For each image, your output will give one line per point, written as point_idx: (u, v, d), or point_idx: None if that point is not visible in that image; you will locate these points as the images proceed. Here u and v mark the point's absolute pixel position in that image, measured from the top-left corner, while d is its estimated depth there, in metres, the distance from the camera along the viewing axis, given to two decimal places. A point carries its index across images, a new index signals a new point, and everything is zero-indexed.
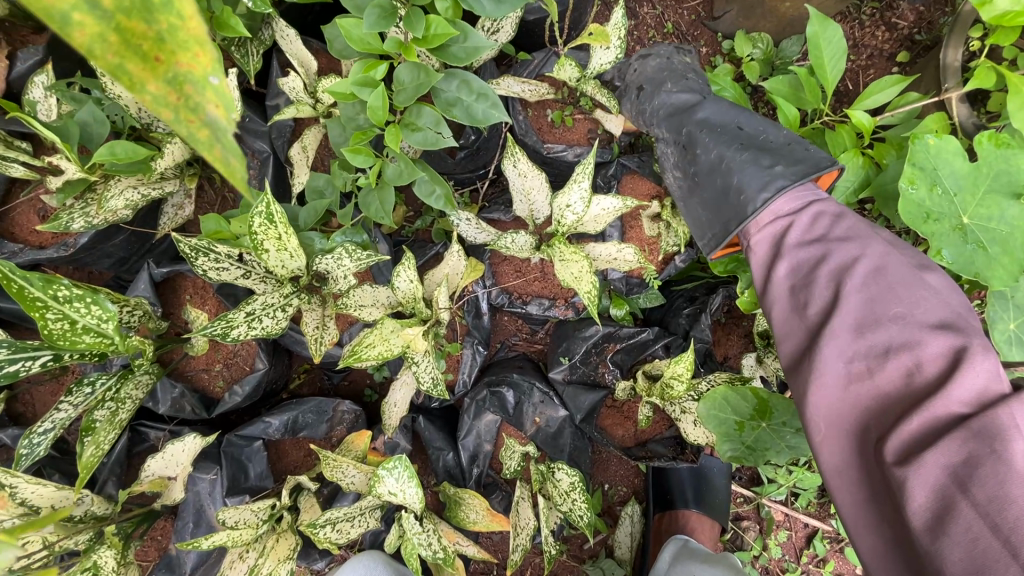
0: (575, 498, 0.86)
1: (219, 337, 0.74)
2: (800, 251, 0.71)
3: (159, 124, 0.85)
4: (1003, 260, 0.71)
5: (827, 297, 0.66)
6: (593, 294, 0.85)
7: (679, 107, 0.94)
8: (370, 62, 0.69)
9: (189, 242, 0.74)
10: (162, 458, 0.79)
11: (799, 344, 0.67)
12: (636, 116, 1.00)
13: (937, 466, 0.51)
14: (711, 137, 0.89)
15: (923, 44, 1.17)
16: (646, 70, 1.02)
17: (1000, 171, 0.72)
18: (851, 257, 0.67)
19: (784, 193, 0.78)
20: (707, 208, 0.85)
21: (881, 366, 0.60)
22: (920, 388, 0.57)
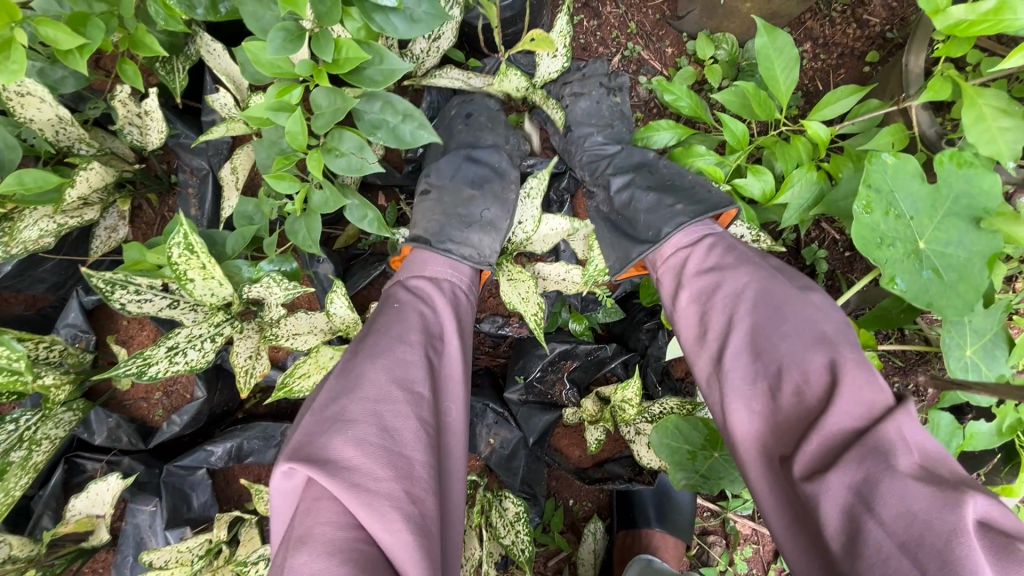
0: (518, 530, 0.85)
1: (134, 376, 0.72)
2: (700, 280, 0.69)
3: (81, 146, 0.83)
4: (963, 288, 0.67)
5: (725, 322, 0.63)
6: (538, 318, 0.84)
7: (604, 152, 0.95)
8: (283, 86, 0.64)
9: (103, 276, 0.70)
10: (87, 497, 0.77)
11: (709, 376, 0.63)
12: (563, 155, 0.99)
13: (841, 485, 0.46)
14: (631, 177, 0.89)
15: (895, 42, 1.10)
16: (576, 111, 0.98)
17: (960, 193, 0.68)
18: (742, 281, 0.64)
19: (681, 228, 0.75)
20: (613, 241, 0.85)
21: (777, 386, 0.55)
22: (812, 407, 0.52)
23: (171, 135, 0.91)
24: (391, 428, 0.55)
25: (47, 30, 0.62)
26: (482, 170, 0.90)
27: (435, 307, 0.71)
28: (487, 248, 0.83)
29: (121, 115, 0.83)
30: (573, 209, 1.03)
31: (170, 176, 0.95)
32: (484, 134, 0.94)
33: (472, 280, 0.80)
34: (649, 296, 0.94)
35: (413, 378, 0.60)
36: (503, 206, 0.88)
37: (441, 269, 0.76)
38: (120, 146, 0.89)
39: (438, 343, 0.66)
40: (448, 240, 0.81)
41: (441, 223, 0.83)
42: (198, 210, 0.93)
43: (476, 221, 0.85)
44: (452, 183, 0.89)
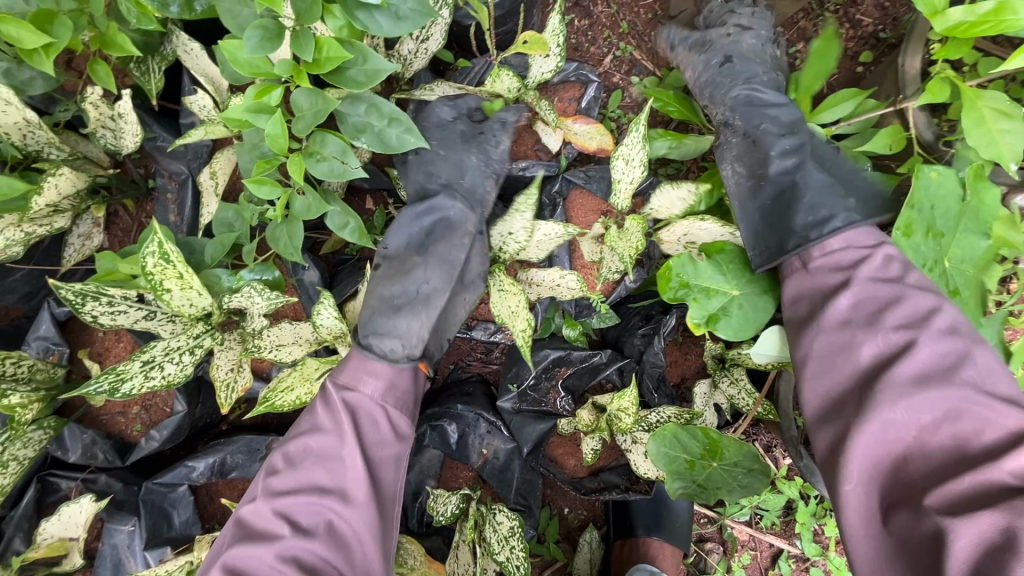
0: (514, 545, 0.83)
1: (107, 393, 0.69)
2: (872, 283, 0.62)
3: (51, 151, 0.79)
4: (973, 301, 0.68)
5: (892, 339, 0.58)
6: (527, 335, 0.80)
7: (765, 100, 0.82)
8: (262, 87, 0.61)
9: (72, 288, 0.67)
10: (58, 521, 0.74)
11: (846, 387, 0.59)
12: (709, 92, 0.88)
13: (992, 524, 0.44)
14: (787, 137, 0.78)
15: (888, 42, 1.09)
16: (742, 47, 0.89)
17: (982, 209, 0.66)
18: (932, 304, 0.58)
19: (861, 227, 0.68)
20: (765, 220, 0.75)
21: (946, 418, 0.52)
22: (978, 447, 0.50)
23: (147, 138, 0.88)
24: (254, 562, 0.58)
25: (9, 27, 0.60)
26: (436, 232, 0.85)
27: (335, 411, 0.69)
28: (414, 336, 0.77)
29: (92, 118, 0.79)
30: (569, 213, 0.96)
31: (148, 182, 0.91)
32: (439, 165, 0.91)
33: (401, 379, 0.75)
34: (670, 290, 0.77)
35: (294, 507, 0.63)
36: (443, 276, 0.82)
37: (358, 376, 0.72)
38: (93, 151, 0.85)
39: (335, 458, 0.66)
40: (372, 331, 0.76)
41: (371, 306, 0.79)
42: (176, 216, 0.90)
43: (406, 299, 0.79)
44: (399, 253, 0.83)
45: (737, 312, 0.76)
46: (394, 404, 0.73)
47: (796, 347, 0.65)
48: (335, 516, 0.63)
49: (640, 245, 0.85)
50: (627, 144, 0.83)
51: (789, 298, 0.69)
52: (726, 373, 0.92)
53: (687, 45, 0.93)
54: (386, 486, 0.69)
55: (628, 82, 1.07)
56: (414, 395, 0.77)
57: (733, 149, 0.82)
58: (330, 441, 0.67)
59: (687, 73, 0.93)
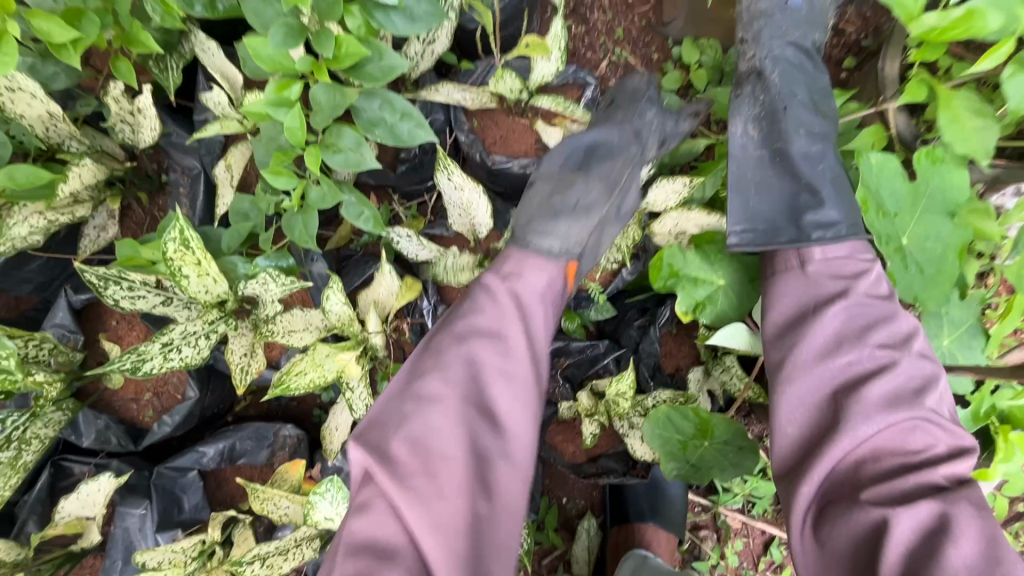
0: (516, 523, 0.86)
1: (129, 372, 0.72)
2: (862, 300, 0.66)
3: (72, 143, 0.82)
4: (939, 280, 0.71)
5: (875, 355, 0.63)
6: None
7: (807, 65, 0.80)
8: (283, 82, 0.65)
9: (96, 271, 0.70)
10: (76, 499, 0.76)
11: (826, 395, 0.64)
12: (750, 38, 0.82)
13: (915, 529, 0.53)
14: (813, 120, 0.77)
15: (869, 49, 1.15)
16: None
17: (936, 189, 0.72)
18: (909, 328, 0.65)
19: (860, 239, 0.71)
20: (764, 204, 0.76)
21: (906, 432, 0.59)
22: (923, 458, 0.57)
23: (163, 134, 0.91)
24: (431, 426, 0.59)
25: (42, 23, 0.63)
26: (595, 152, 0.84)
27: (499, 299, 0.68)
28: (571, 244, 0.75)
29: (113, 112, 0.82)
30: None
31: (161, 176, 0.94)
32: (607, 114, 0.91)
33: (558, 278, 0.74)
34: (660, 278, 0.83)
35: (473, 381, 0.63)
36: (603, 192, 0.81)
37: (535, 273, 0.71)
38: (111, 145, 0.88)
39: (503, 345, 0.66)
40: (532, 231, 0.75)
41: (531, 210, 0.77)
42: (189, 209, 0.93)
43: (566, 208, 0.77)
44: (557, 173, 0.82)
45: (723, 301, 0.82)
46: (548, 306, 0.72)
47: (777, 348, 0.69)
48: (496, 399, 0.64)
49: (637, 238, 0.92)
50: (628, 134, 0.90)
51: (775, 299, 0.72)
52: (718, 362, 0.96)
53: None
54: (539, 376, 0.69)
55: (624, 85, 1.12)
56: (562, 298, 0.76)
57: (761, 110, 0.79)
58: (494, 325, 0.67)
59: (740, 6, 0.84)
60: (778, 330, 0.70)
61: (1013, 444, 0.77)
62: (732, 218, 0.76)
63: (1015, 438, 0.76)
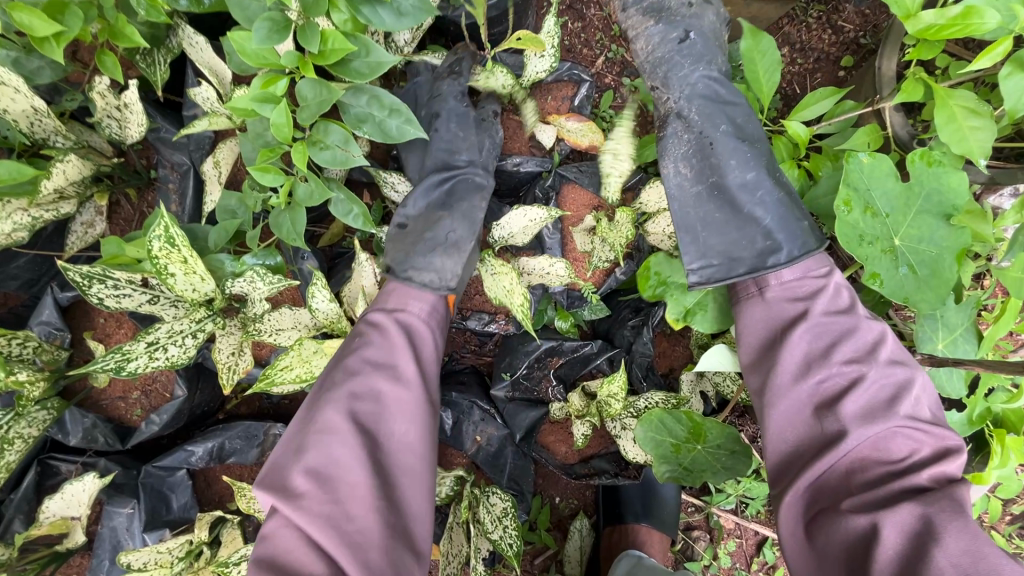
0: (506, 525, 0.86)
1: (113, 371, 0.71)
2: (824, 319, 0.67)
3: (57, 139, 0.81)
4: (936, 284, 0.69)
5: (844, 370, 0.64)
6: (524, 308, 0.84)
7: (721, 94, 0.80)
8: (268, 77, 0.64)
9: (80, 270, 0.69)
10: (61, 499, 0.75)
11: (801, 415, 0.64)
12: (660, 85, 0.83)
13: (902, 533, 0.53)
14: (745, 146, 0.77)
15: (868, 48, 1.14)
16: (704, 21, 0.82)
17: (932, 190, 0.70)
18: (878, 336, 0.65)
19: (813, 255, 0.71)
20: (716, 239, 0.76)
21: (884, 441, 0.59)
22: (906, 465, 0.57)
23: (151, 129, 0.90)
24: (333, 459, 0.62)
25: (23, 15, 0.62)
26: (454, 189, 0.89)
27: (388, 334, 0.73)
28: (449, 272, 0.83)
29: (99, 107, 0.81)
30: (561, 205, 0.99)
31: (150, 172, 0.93)
32: (459, 144, 0.92)
33: (439, 310, 0.81)
34: (649, 288, 0.83)
35: (363, 419, 0.66)
36: (467, 225, 0.87)
37: (407, 301, 0.78)
38: (98, 140, 0.87)
39: (397, 380, 0.70)
40: (411, 267, 0.82)
41: (406, 247, 0.84)
42: (179, 206, 0.92)
43: (439, 244, 0.85)
44: (421, 212, 0.87)
45: (711, 306, 0.81)
46: (437, 329, 0.80)
47: (754, 374, 0.70)
48: (392, 429, 0.67)
49: (630, 235, 0.90)
50: (615, 139, 0.92)
51: (745, 329, 0.73)
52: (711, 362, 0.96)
53: (641, 9, 0.84)
54: (431, 400, 0.74)
55: (620, 83, 1.11)
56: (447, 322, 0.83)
57: (687, 145, 0.79)
58: (386, 357, 0.71)
59: (637, 48, 0.85)
60: (750, 355, 0.71)
61: (1008, 448, 0.77)
62: (688, 256, 0.78)
63: (1010, 442, 0.76)
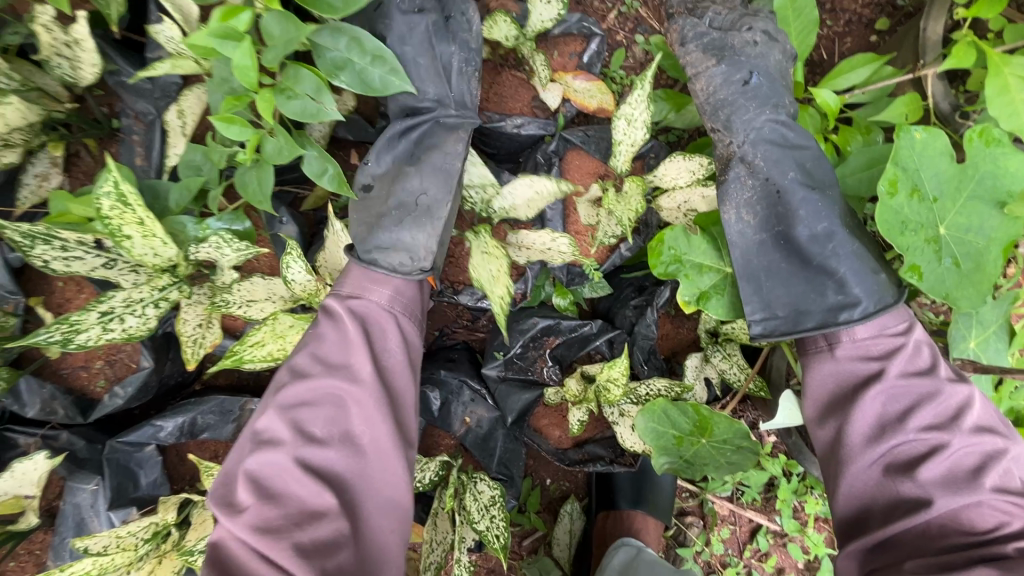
0: (494, 515, 0.81)
1: (59, 344, 0.64)
2: (903, 380, 0.61)
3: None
4: (977, 277, 0.63)
5: (921, 436, 0.59)
6: (506, 301, 0.76)
7: (790, 138, 0.72)
8: (229, 8, 0.54)
9: (20, 228, 0.62)
10: (11, 478, 0.70)
11: (871, 476, 0.60)
12: (725, 124, 0.74)
13: None
14: (817, 196, 0.69)
15: (905, 10, 1.04)
16: (767, 57, 0.74)
17: (986, 174, 0.63)
18: (962, 395, 0.60)
19: (890, 311, 0.64)
20: (782, 289, 0.69)
21: (966, 511, 0.55)
22: (991, 538, 0.54)
23: (109, 72, 0.80)
24: (276, 470, 0.59)
25: None
26: (426, 139, 0.76)
27: (343, 325, 0.66)
28: (422, 249, 0.73)
29: (44, 43, 0.72)
30: (564, 171, 0.91)
31: (111, 121, 0.83)
32: (426, 74, 0.76)
33: (406, 292, 0.71)
34: (660, 264, 0.74)
35: (312, 425, 0.61)
36: (438, 186, 0.76)
37: (363, 286, 0.70)
38: (50, 83, 0.78)
39: (351, 381, 0.63)
40: (375, 248, 0.73)
41: (369, 223, 0.75)
42: (143, 160, 0.84)
43: (405, 211, 0.74)
44: (388, 174, 0.77)
45: (728, 290, 0.75)
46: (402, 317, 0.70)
47: (820, 429, 0.65)
48: (349, 431, 0.62)
49: (640, 209, 0.81)
50: (630, 103, 0.78)
51: (810, 382, 0.66)
52: (719, 349, 0.89)
53: (701, 46, 0.76)
54: (396, 398, 0.66)
55: (633, 40, 1.01)
56: (421, 305, 0.74)
57: (753, 191, 0.71)
58: (339, 357, 0.64)
59: (694, 87, 0.77)
60: (816, 404, 0.66)
61: None
62: (750, 306, 0.70)
63: None
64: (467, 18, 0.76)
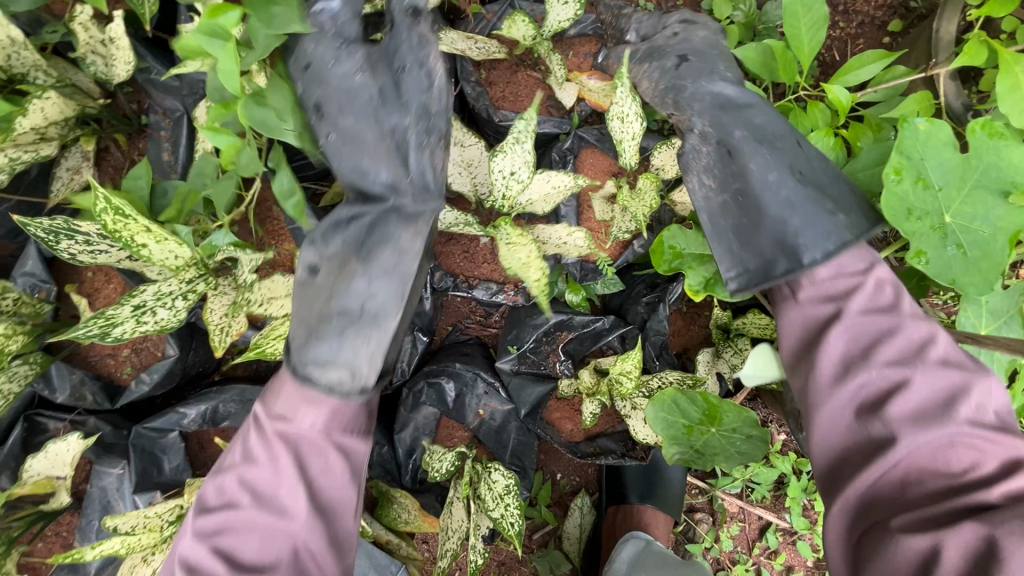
0: (508, 503, 0.83)
1: (97, 337, 0.67)
2: (862, 319, 0.62)
3: (37, 74, 0.75)
4: (983, 264, 0.63)
5: (886, 372, 0.59)
6: (542, 283, 0.78)
7: (734, 100, 0.75)
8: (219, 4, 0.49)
9: (41, 224, 0.65)
10: (45, 458, 0.72)
11: (841, 419, 0.60)
12: (672, 96, 0.78)
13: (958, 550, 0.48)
14: (766, 149, 0.71)
15: (918, 13, 1.04)
16: (693, 40, 0.81)
17: (989, 164, 0.64)
18: (924, 334, 0.60)
19: (850, 249, 0.66)
20: (748, 243, 0.70)
21: (941, 451, 0.53)
22: (968, 479, 0.52)
23: (140, 69, 0.83)
24: None
25: None
26: (376, 233, 0.67)
27: (274, 447, 0.63)
28: (365, 364, 0.65)
29: (82, 41, 0.75)
30: (579, 168, 0.92)
31: (141, 118, 0.87)
32: (365, 130, 0.64)
33: (344, 413, 0.65)
34: (664, 262, 0.77)
35: (240, 552, 0.59)
36: (389, 287, 0.67)
37: (295, 403, 0.64)
38: (84, 80, 0.81)
39: (281, 512, 0.61)
40: (313, 362, 0.65)
41: (304, 333, 0.66)
42: (170, 154, 0.86)
43: (351, 319, 0.65)
44: (337, 257, 0.67)
45: None
46: (344, 436, 0.65)
47: (794, 376, 0.65)
48: (279, 558, 0.59)
49: (654, 205, 0.83)
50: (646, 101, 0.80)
51: (782, 331, 0.68)
52: (729, 344, 0.91)
53: (639, 56, 0.83)
54: (333, 515, 0.63)
55: None
56: (368, 422, 0.68)
57: (708, 157, 0.74)
58: (270, 480, 0.62)
59: (641, 87, 0.83)
60: (792, 358, 0.66)
61: None
62: (723, 265, 0.72)
63: None
64: (421, 56, 0.64)
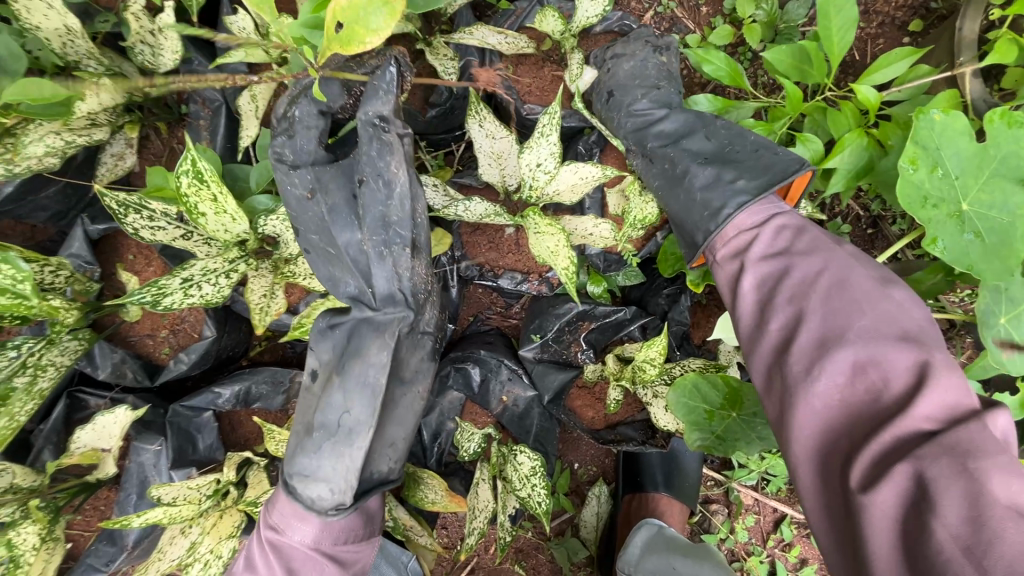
0: (535, 484, 0.85)
1: (148, 305, 0.70)
2: (764, 267, 0.63)
3: (88, 63, 0.78)
4: (1003, 250, 0.65)
5: (789, 312, 0.59)
6: (570, 271, 0.78)
7: (650, 116, 0.85)
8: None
9: (115, 196, 0.69)
10: (93, 430, 0.75)
11: (764, 368, 0.59)
12: (603, 124, 0.90)
13: (887, 482, 0.44)
14: (672, 148, 0.81)
15: (938, 13, 1.05)
16: (619, 71, 0.90)
17: (1007, 155, 0.65)
18: (816, 266, 0.60)
19: (750, 206, 0.70)
20: (678, 225, 0.77)
21: (856, 376, 0.52)
22: (886, 399, 0.49)
23: (184, 60, 0.87)
24: None
25: None
26: (356, 347, 0.70)
27: (271, 555, 0.66)
28: (343, 481, 0.66)
29: (133, 31, 0.78)
30: (603, 161, 0.94)
31: (181, 107, 0.90)
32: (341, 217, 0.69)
33: (334, 527, 0.67)
34: (669, 267, 0.89)
35: None
36: (363, 398, 0.68)
37: (287, 518, 0.66)
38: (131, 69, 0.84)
39: None
40: (297, 474, 0.68)
41: (296, 442, 0.70)
42: (209, 143, 0.89)
43: (328, 431, 0.68)
44: (326, 366, 0.71)
45: None
46: (334, 549, 0.67)
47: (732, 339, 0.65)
48: None
49: None
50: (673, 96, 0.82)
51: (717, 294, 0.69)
52: None
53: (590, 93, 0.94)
54: None
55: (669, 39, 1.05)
56: (356, 536, 0.70)
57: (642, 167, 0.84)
58: None
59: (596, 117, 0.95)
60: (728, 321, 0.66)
61: None
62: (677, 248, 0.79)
63: None
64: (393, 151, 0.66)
